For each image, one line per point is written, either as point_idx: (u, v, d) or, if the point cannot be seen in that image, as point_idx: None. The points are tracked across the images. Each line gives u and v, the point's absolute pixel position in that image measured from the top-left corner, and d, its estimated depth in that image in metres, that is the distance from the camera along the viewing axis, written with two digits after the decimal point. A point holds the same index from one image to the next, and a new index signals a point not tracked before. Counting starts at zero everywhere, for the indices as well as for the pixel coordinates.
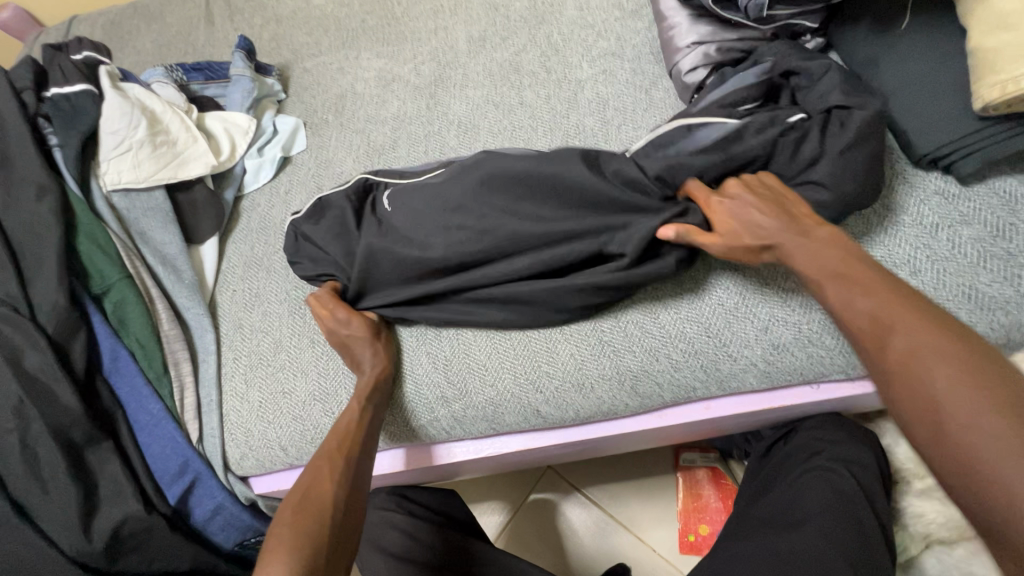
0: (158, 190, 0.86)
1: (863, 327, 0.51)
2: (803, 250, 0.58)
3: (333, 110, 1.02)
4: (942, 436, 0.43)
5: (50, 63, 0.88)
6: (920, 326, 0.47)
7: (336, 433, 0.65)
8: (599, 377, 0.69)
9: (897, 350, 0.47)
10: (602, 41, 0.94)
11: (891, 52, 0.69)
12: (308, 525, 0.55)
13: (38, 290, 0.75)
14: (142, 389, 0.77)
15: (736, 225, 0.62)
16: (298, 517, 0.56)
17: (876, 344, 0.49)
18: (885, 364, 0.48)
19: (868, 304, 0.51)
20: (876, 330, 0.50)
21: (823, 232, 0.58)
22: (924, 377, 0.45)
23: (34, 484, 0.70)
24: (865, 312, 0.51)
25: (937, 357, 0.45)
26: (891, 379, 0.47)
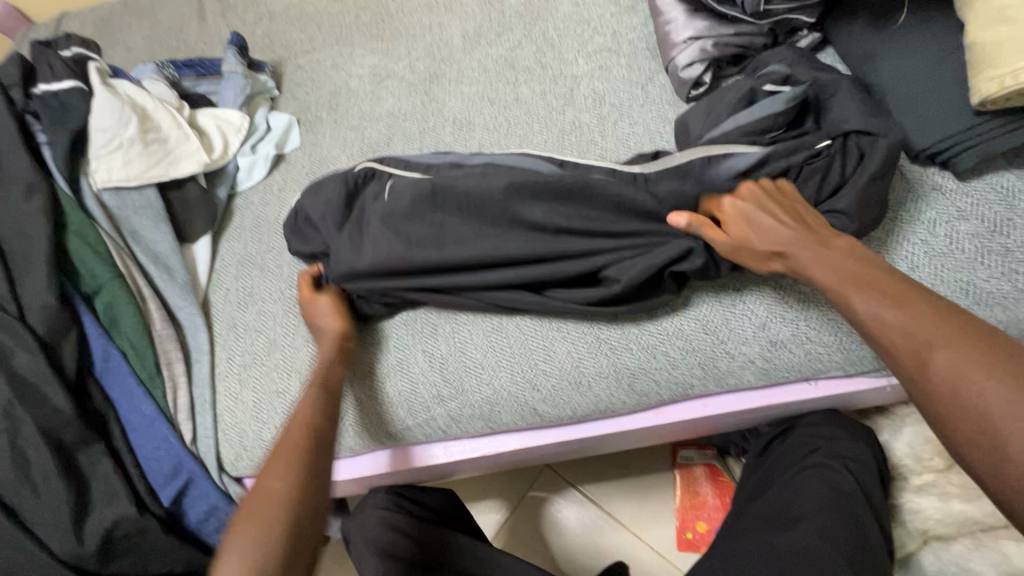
0: (149, 189, 0.85)
1: (897, 344, 0.48)
2: (820, 262, 0.56)
3: (327, 107, 1.01)
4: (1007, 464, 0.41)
5: (38, 59, 0.86)
6: (960, 344, 0.45)
7: (298, 429, 0.58)
8: (596, 375, 0.69)
9: (939, 369, 0.45)
10: (597, 37, 0.94)
11: (889, 47, 0.69)
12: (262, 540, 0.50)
13: (27, 290, 0.73)
14: (134, 390, 0.76)
15: (748, 227, 0.61)
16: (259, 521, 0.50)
17: (913, 362, 0.47)
18: (927, 386, 0.46)
19: (901, 317, 0.49)
20: (912, 346, 0.47)
21: (839, 244, 0.56)
22: (977, 402, 0.43)
23: (24, 487, 0.69)
24: (898, 329, 0.48)
25: (986, 376, 0.43)
26: (937, 400, 0.45)
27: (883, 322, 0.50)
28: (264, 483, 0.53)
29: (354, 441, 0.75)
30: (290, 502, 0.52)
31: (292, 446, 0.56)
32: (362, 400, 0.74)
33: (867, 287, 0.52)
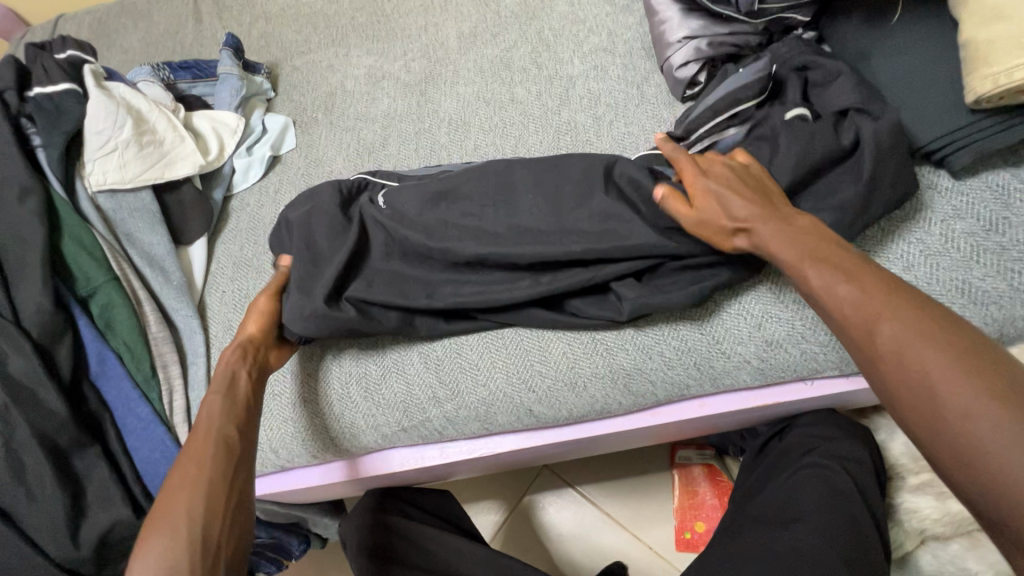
0: (145, 191, 0.84)
1: (850, 315, 0.48)
2: (780, 235, 0.56)
3: (322, 109, 1.01)
4: (944, 431, 0.41)
5: (33, 63, 0.86)
6: (907, 313, 0.46)
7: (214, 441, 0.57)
8: (592, 376, 0.68)
9: (886, 337, 0.45)
10: (593, 37, 0.94)
11: (883, 45, 0.69)
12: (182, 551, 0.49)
13: (22, 293, 0.73)
14: (130, 393, 0.76)
15: (713, 203, 0.60)
16: (166, 531, 0.50)
17: (860, 333, 0.47)
18: (873, 354, 0.46)
19: (849, 291, 0.49)
20: (859, 318, 0.48)
21: (799, 220, 0.57)
22: (918, 368, 0.43)
23: (19, 491, 0.69)
24: (848, 301, 0.49)
25: (925, 345, 0.43)
26: (881, 371, 0.46)
27: (834, 296, 0.50)
28: (176, 489, 0.53)
29: (350, 442, 0.74)
30: (209, 517, 0.52)
31: (198, 455, 0.55)
32: (358, 401, 0.73)
33: (822, 263, 0.52)
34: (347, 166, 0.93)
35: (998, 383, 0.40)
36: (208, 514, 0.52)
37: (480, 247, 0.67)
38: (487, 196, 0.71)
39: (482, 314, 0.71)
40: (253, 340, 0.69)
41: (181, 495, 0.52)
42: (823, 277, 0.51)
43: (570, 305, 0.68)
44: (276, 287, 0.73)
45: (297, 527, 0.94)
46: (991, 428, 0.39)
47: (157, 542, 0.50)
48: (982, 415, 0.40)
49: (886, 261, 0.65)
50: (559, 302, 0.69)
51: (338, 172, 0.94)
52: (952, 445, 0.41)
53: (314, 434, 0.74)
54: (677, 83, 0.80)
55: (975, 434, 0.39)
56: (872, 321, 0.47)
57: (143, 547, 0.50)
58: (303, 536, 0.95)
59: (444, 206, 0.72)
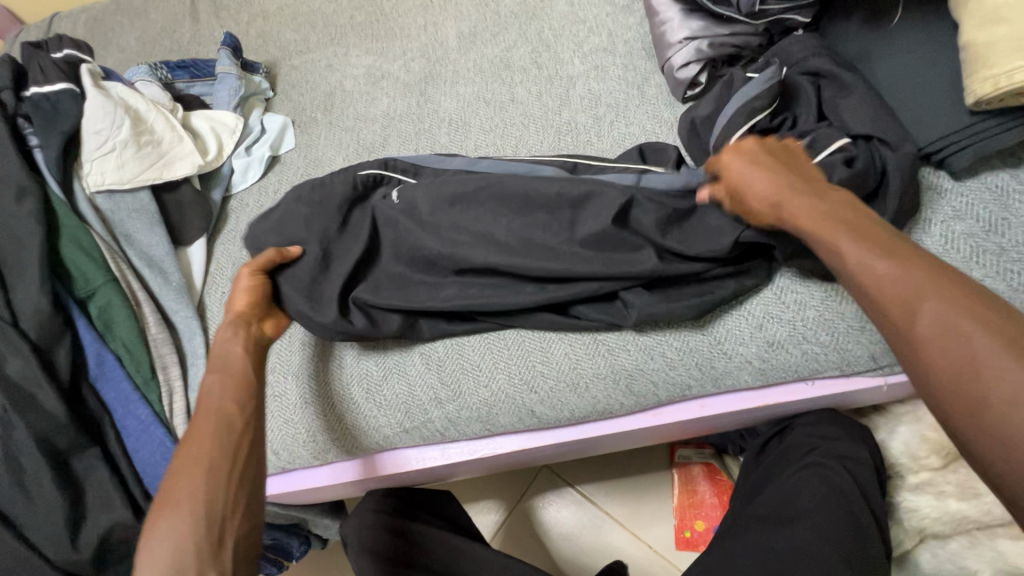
0: (143, 191, 0.84)
1: (887, 293, 0.45)
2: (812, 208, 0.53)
3: (322, 108, 1.00)
4: (983, 417, 0.40)
5: (29, 61, 0.86)
6: (950, 294, 0.43)
7: (222, 412, 0.55)
8: (593, 376, 0.69)
9: (927, 319, 0.43)
10: (593, 37, 0.94)
11: (884, 47, 0.69)
12: (206, 517, 0.48)
13: (20, 294, 0.73)
14: (129, 395, 0.76)
15: (745, 182, 0.59)
16: (171, 515, 0.48)
17: (897, 313, 0.45)
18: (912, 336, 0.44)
19: (890, 265, 0.46)
20: (896, 297, 0.45)
21: (831, 195, 0.54)
22: (963, 354, 0.41)
23: (17, 493, 0.69)
24: (885, 277, 0.46)
25: (969, 326, 0.41)
26: (918, 353, 0.43)
27: (870, 270, 0.47)
28: (183, 470, 0.50)
29: (352, 444, 0.74)
30: (229, 482, 0.51)
31: (205, 436, 0.53)
32: (360, 402, 0.73)
33: (859, 236, 0.49)
34: (348, 165, 0.93)
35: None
36: (212, 498, 0.49)
37: (483, 254, 0.67)
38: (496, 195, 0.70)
39: (483, 316, 0.70)
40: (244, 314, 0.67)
41: (188, 477, 0.50)
42: (859, 251, 0.48)
43: (575, 310, 0.69)
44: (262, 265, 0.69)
45: (298, 528, 0.94)
46: None
47: (163, 525, 0.47)
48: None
49: None
50: (563, 306, 0.69)
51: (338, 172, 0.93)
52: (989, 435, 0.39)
53: (314, 437, 0.74)
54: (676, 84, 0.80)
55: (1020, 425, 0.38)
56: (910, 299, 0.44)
57: (148, 530, 0.48)
58: (304, 537, 0.95)
59: (453, 211, 0.70)
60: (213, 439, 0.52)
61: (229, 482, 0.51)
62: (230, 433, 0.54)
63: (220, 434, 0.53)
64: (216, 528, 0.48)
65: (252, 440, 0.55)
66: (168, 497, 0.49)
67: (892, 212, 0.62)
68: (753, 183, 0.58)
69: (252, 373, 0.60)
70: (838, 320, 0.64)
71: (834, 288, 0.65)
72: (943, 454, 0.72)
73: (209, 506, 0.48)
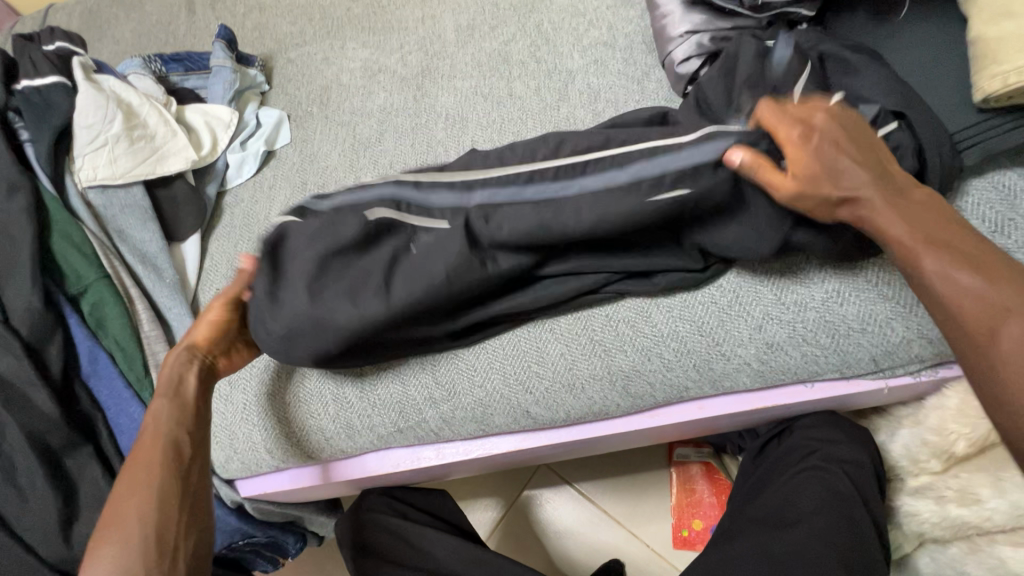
0: (136, 186, 0.83)
1: (972, 314, 0.47)
2: (894, 213, 0.51)
3: (318, 102, 0.99)
4: None
5: (20, 54, 0.84)
6: None
7: (163, 443, 0.58)
8: (590, 377, 0.68)
9: (1011, 345, 0.45)
10: (593, 30, 0.92)
11: (891, 41, 0.67)
12: (135, 547, 0.52)
13: (11, 292, 0.72)
14: (122, 393, 0.75)
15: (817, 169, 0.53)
16: (121, 540, 0.53)
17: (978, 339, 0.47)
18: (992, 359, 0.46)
19: (981, 287, 0.47)
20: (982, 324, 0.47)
21: (919, 194, 0.53)
22: None
23: (10, 492, 0.68)
24: (972, 294, 0.47)
25: None
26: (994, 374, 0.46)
27: (961, 292, 0.48)
28: (129, 500, 0.54)
29: (348, 442, 0.74)
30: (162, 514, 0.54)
31: (148, 465, 0.56)
32: (354, 402, 0.73)
33: (946, 252, 0.49)
34: (343, 161, 0.92)
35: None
36: (162, 523, 0.54)
37: None
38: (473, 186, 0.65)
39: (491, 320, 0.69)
40: (200, 346, 0.66)
41: (139, 505, 0.54)
42: (944, 267, 0.49)
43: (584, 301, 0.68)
44: (231, 294, 0.68)
45: (294, 525, 0.94)
46: None
47: (115, 552, 0.52)
48: None
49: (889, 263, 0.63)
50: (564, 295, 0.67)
51: (333, 167, 0.92)
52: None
53: (309, 434, 0.74)
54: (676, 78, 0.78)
55: None
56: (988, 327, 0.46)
57: (97, 556, 0.52)
58: (300, 534, 0.95)
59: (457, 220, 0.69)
60: (157, 469, 0.56)
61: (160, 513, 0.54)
62: (176, 461, 0.58)
63: (165, 463, 0.57)
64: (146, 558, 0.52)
65: (190, 474, 0.58)
66: (109, 528, 0.54)
67: None
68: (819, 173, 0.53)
69: (199, 404, 0.63)
70: (839, 321, 0.63)
71: (837, 289, 0.64)
72: (944, 459, 0.69)
73: (138, 538, 0.52)
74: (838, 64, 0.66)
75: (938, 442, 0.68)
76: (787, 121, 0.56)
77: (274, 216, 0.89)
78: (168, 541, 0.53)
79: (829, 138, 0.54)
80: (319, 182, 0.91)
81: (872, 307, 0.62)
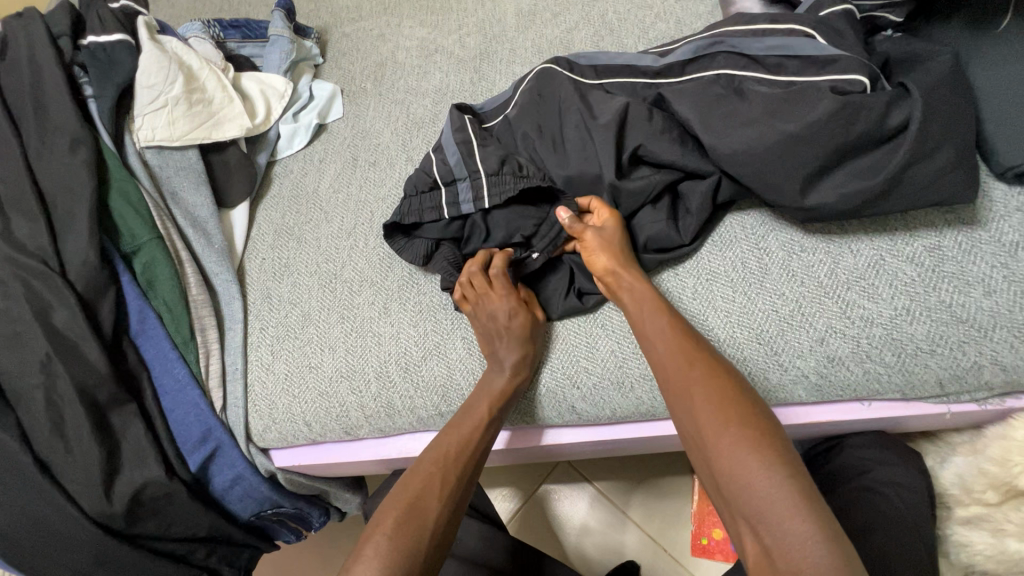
0: (192, 150, 0.83)
1: (663, 365, 0.58)
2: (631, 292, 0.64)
3: (371, 79, 0.98)
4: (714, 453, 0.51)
5: (87, 11, 0.85)
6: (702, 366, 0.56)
7: (472, 417, 0.64)
8: (639, 376, 0.67)
9: (684, 380, 0.56)
10: (661, 23, 0.90)
11: (987, 53, 0.63)
12: (421, 494, 0.58)
13: (69, 243, 0.72)
14: (168, 353, 0.76)
15: (610, 246, 0.65)
16: (423, 478, 0.59)
17: (675, 380, 0.57)
18: (677, 388, 0.56)
19: (671, 347, 0.59)
20: (674, 366, 0.58)
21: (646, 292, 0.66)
22: (693, 398, 0.54)
23: (57, 442, 0.68)
24: (664, 344, 0.59)
25: (708, 394, 0.54)
26: (677, 399, 0.56)
27: (660, 344, 0.60)
28: (406, 485, 0.59)
29: (386, 421, 0.74)
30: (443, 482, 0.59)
31: (442, 453, 0.62)
32: (397, 381, 0.73)
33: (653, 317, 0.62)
34: (395, 139, 0.91)
35: (780, 443, 0.50)
36: (444, 484, 0.59)
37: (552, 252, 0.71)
38: (559, 102, 0.71)
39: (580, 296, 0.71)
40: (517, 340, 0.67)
41: (416, 484, 0.59)
42: (646, 325, 0.61)
43: (661, 249, 0.68)
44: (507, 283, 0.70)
45: (319, 498, 0.92)
46: (737, 449, 0.49)
47: (390, 516, 0.56)
48: (731, 438, 0.50)
49: (965, 283, 0.60)
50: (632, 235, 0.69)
51: (385, 146, 0.91)
52: (729, 493, 0.49)
53: (348, 411, 0.74)
54: (740, 14, 0.71)
55: (732, 457, 0.49)
56: (680, 364, 0.57)
57: (383, 504, 0.59)
58: (324, 508, 0.93)
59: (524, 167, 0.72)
60: (444, 467, 0.61)
61: (450, 475, 0.60)
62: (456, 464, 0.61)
63: (444, 454, 0.62)
64: (416, 507, 0.57)
65: (467, 466, 0.62)
66: (424, 460, 0.61)
67: (967, 189, 0.57)
68: (612, 245, 0.65)
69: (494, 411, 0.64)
70: (906, 341, 0.61)
71: (906, 308, 0.61)
72: (1002, 491, 0.66)
73: (422, 487, 0.58)
74: (909, 64, 0.63)
75: (996, 473, 0.65)
76: (610, 213, 0.67)
77: (323, 191, 0.89)
78: (429, 530, 0.56)
79: (624, 242, 0.66)
80: (370, 158, 0.90)
81: (942, 329, 0.60)
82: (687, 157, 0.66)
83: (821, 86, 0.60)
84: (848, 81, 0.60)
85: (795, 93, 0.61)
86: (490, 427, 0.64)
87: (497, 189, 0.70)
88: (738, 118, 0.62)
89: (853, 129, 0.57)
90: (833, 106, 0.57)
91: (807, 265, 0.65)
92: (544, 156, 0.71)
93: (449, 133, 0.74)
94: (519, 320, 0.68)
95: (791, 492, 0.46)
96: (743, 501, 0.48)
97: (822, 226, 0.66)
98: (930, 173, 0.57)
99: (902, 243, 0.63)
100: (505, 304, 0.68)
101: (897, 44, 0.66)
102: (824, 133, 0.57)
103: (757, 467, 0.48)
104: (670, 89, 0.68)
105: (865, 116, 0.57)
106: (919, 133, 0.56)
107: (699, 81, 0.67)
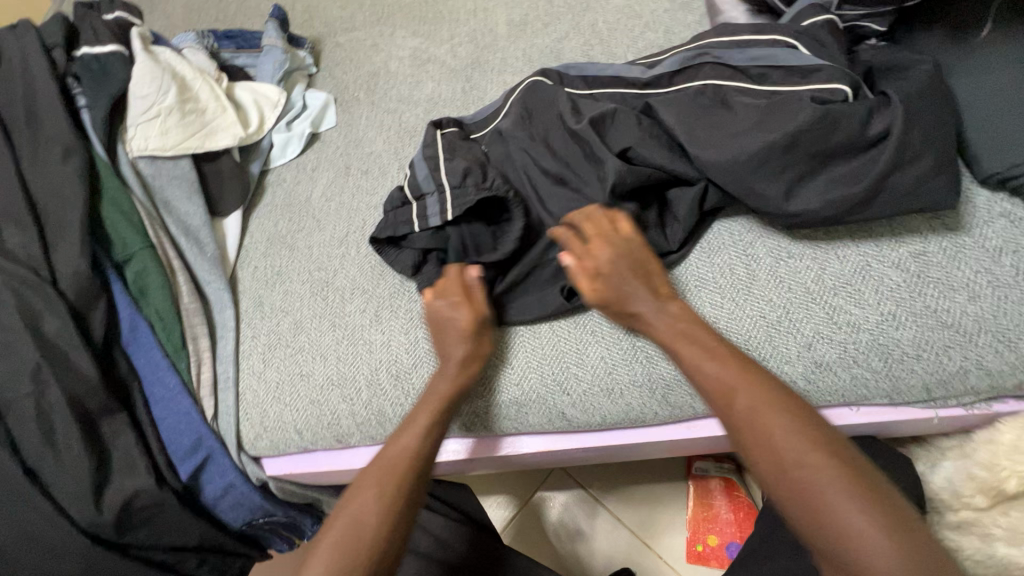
0: (185, 159, 0.84)
1: (712, 389, 0.55)
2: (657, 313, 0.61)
3: (365, 88, 0.99)
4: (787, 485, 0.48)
5: (81, 22, 0.85)
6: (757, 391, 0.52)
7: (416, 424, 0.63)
8: (629, 383, 0.67)
9: (738, 406, 0.52)
10: (650, 33, 0.91)
11: (967, 61, 0.64)
12: (366, 510, 0.57)
13: (60, 253, 0.72)
14: (159, 362, 0.76)
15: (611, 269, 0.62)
16: (366, 492, 0.58)
17: (728, 406, 0.53)
18: (732, 414, 0.53)
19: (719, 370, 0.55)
20: (726, 388, 0.54)
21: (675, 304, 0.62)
22: (756, 424, 0.51)
23: (46, 452, 0.68)
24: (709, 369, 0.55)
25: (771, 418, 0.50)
26: (733, 426, 0.53)
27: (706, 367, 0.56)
28: (348, 504, 0.57)
29: (376, 429, 0.74)
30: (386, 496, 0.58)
31: (385, 464, 0.60)
32: (388, 389, 0.73)
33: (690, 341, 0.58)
34: (388, 148, 0.92)
35: (855, 459, 0.48)
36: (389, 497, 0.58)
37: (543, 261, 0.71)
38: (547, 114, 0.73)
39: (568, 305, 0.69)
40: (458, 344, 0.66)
41: (360, 501, 0.57)
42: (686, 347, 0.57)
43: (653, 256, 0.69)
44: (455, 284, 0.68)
45: (312, 507, 0.91)
46: (817, 478, 0.46)
47: (330, 536, 0.55)
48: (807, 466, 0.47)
49: (950, 288, 0.61)
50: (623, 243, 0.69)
51: (377, 154, 0.92)
52: (815, 527, 0.46)
53: (340, 419, 0.74)
54: (725, 25, 0.72)
55: (811, 488, 0.46)
56: (727, 389, 0.53)
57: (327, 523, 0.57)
58: (317, 516, 0.92)
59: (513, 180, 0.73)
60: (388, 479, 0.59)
61: (394, 487, 0.58)
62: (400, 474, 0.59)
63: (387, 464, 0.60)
64: (362, 524, 0.56)
65: (414, 476, 0.60)
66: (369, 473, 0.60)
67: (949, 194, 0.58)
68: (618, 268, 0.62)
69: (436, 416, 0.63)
70: (892, 346, 0.61)
71: (894, 314, 0.62)
72: (991, 496, 0.66)
73: (365, 502, 0.57)
74: (891, 74, 0.64)
75: (986, 477, 0.65)
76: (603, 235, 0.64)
77: (316, 199, 0.90)
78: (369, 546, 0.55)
79: (626, 260, 0.63)
80: (362, 167, 0.91)
81: (928, 333, 0.61)
82: (674, 165, 0.66)
83: (803, 96, 0.61)
84: (829, 91, 0.61)
85: (778, 103, 0.62)
86: (433, 432, 0.63)
87: (459, 200, 0.69)
88: (722, 127, 0.63)
89: (833, 138, 0.58)
90: (813, 115, 0.58)
91: (795, 272, 0.66)
92: (532, 164, 0.71)
93: (420, 151, 0.76)
94: (461, 321, 0.66)
95: (878, 526, 0.44)
96: (832, 536, 0.45)
97: (808, 232, 0.67)
98: (911, 180, 0.58)
99: (888, 249, 0.64)
100: (449, 295, 0.67)
101: (879, 53, 0.67)
102: (805, 142, 0.58)
103: (843, 499, 0.45)
104: (656, 99, 0.69)
105: (844, 124, 0.58)
106: (898, 140, 0.57)
107: (685, 91, 0.68)
